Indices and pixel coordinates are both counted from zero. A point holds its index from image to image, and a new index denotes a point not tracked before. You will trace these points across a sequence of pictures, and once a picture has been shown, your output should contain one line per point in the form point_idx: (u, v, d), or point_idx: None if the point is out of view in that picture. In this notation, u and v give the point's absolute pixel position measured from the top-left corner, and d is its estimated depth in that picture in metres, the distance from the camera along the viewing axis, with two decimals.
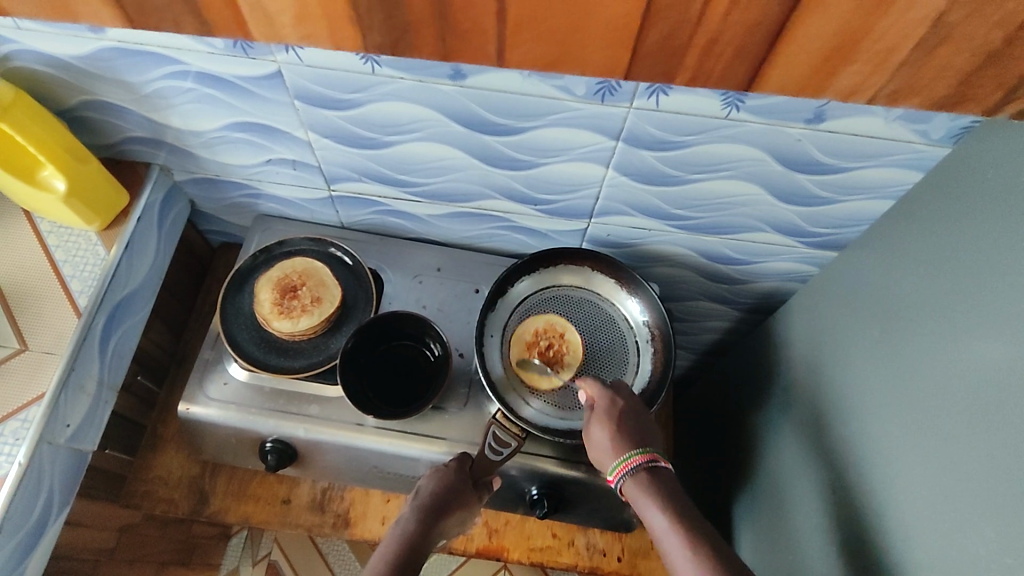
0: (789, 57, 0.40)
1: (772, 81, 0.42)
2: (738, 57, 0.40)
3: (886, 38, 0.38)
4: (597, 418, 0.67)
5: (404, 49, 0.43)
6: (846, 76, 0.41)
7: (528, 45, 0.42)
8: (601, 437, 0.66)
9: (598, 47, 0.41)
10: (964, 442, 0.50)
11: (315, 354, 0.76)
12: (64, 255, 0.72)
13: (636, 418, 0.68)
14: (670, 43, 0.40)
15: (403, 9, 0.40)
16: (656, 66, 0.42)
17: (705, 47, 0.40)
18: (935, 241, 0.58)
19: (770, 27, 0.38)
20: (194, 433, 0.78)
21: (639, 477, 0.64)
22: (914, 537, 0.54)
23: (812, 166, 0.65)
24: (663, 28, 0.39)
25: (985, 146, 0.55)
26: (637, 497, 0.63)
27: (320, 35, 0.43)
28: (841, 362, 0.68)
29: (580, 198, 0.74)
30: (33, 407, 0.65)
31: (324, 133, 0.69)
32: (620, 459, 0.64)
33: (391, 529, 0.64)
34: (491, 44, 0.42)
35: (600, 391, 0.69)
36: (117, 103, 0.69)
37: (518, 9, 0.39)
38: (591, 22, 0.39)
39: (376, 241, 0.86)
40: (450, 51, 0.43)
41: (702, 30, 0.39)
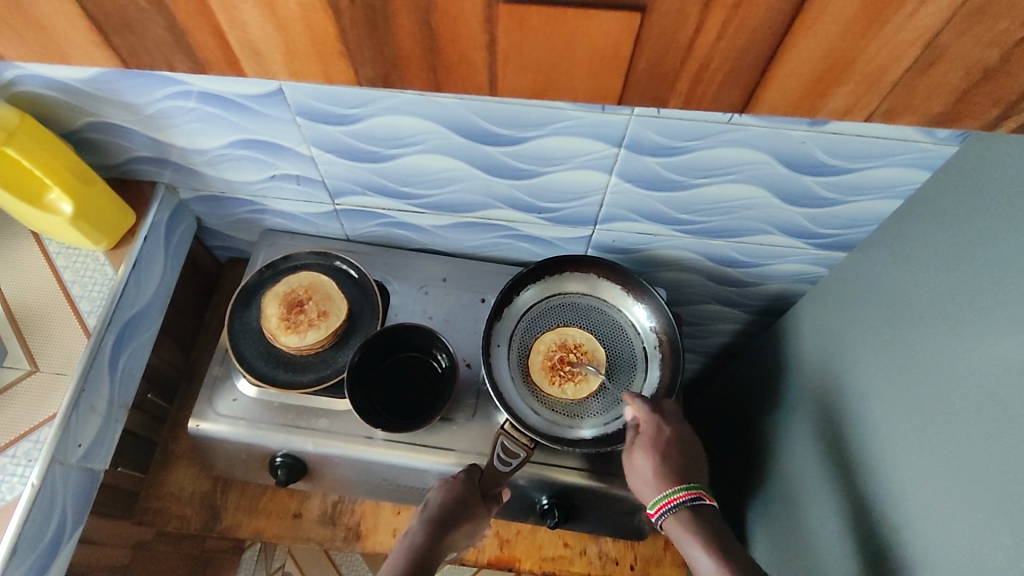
0: (783, 77, 0.38)
1: (764, 101, 0.40)
2: (728, 82, 0.38)
3: (875, 60, 0.36)
4: (640, 444, 0.67)
5: (397, 82, 0.41)
6: (837, 98, 0.39)
7: (519, 75, 0.40)
8: (644, 464, 0.66)
9: (585, 73, 0.39)
10: (978, 446, 0.49)
11: (323, 368, 0.76)
12: (73, 276, 0.73)
13: (681, 444, 0.68)
14: (659, 70, 0.38)
15: (392, 41, 0.38)
16: (646, 94, 0.40)
17: (696, 71, 0.38)
18: (945, 242, 0.57)
19: (766, 44, 0.36)
20: (205, 449, 0.78)
21: (683, 515, 0.63)
22: (928, 542, 0.53)
23: (817, 168, 0.64)
24: (652, 55, 0.37)
25: (992, 144, 0.54)
26: (681, 535, 0.63)
27: (311, 71, 0.41)
28: (851, 364, 0.68)
29: (584, 205, 0.74)
30: (46, 426, 0.66)
31: (327, 148, 0.69)
32: (662, 494, 0.64)
33: (399, 543, 0.65)
34: (482, 74, 0.40)
35: (648, 418, 0.69)
36: (121, 124, 0.70)
37: (507, 42, 0.37)
38: (588, 42, 0.37)
39: (381, 253, 0.86)
40: (441, 82, 0.41)
41: (692, 57, 0.37)
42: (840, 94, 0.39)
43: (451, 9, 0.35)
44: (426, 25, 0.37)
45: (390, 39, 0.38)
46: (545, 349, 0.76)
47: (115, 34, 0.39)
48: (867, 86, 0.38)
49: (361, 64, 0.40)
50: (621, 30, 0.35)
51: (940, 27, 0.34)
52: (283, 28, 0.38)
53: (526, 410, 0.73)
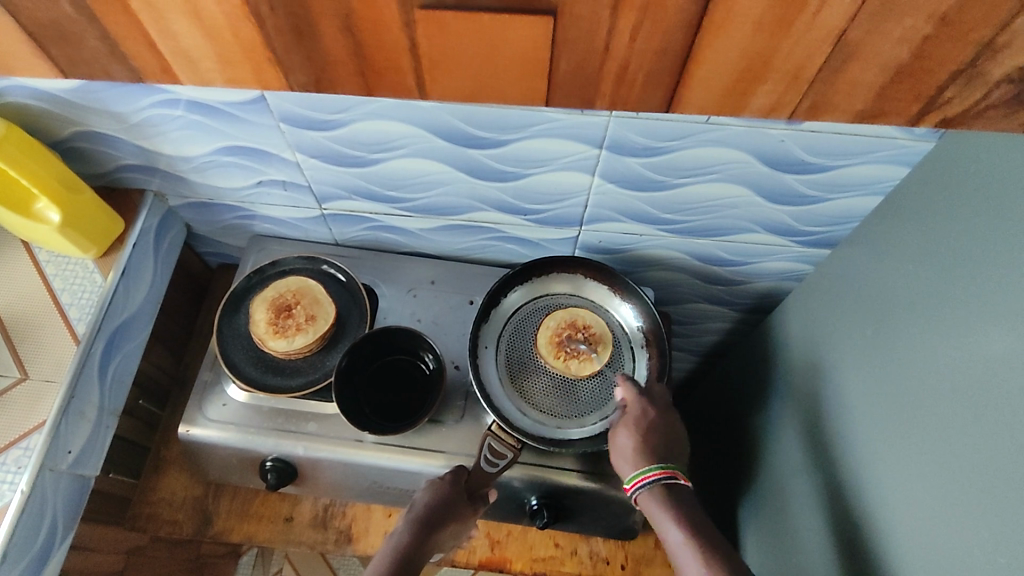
0: (703, 79, 0.40)
1: (689, 101, 0.41)
2: (650, 83, 0.40)
3: (790, 58, 0.37)
4: (625, 424, 0.68)
5: (330, 86, 0.42)
6: (759, 96, 0.41)
7: (450, 81, 0.41)
8: (625, 443, 0.67)
9: (512, 77, 0.41)
10: (959, 441, 0.49)
11: (312, 372, 0.77)
12: (62, 284, 0.73)
13: (664, 430, 0.69)
14: (582, 73, 0.40)
15: (322, 47, 0.39)
16: (572, 95, 0.41)
17: (617, 75, 0.40)
18: (925, 238, 0.57)
19: (676, 52, 0.38)
20: (196, 455, 0.79)
21: (657, 493, 0.64)
22: (911, 538, 0.53)
23: (797, 166, 0.64)
24: (571, 58, 0.39)
25: (967, 139, 0.55)
26: (654, 511, 0.64)
27: (245, 78, 0.42)
28: (836, 361, 0.68)
29: (569, 207, 0.74)
30: (35, 434, 0.66)
31: (311, 153, 0.69)
32: (638, 470, 0.65)
33: (385, 544, 0.65)
34: (412, 78, 0.41)
35: (634, 400, 0.70)
36: (108, 133, 0.71)
37: (429, 48, 0.38)
38: (502, 45, 0.38)
39: (369, 257, 0.86)
40: (372, 86, 0.42)
41: (609, 61, 0.38)
42: (764, 95, 0.41)
43: (371, 16, 0.36)
44: (352, 37, 0.38)
45: (318, 50, 0.40)
46: (564, 321, 0.77)
47: (51, 44, 0.41)
48: (788, 84, 0.39)
49: (292, 72, 0.41)
50: (532, 36, 0.37)
51: (852, 26, 0.35)
52: (217, 40, 0.39)
53: (513, 410, 0.73)
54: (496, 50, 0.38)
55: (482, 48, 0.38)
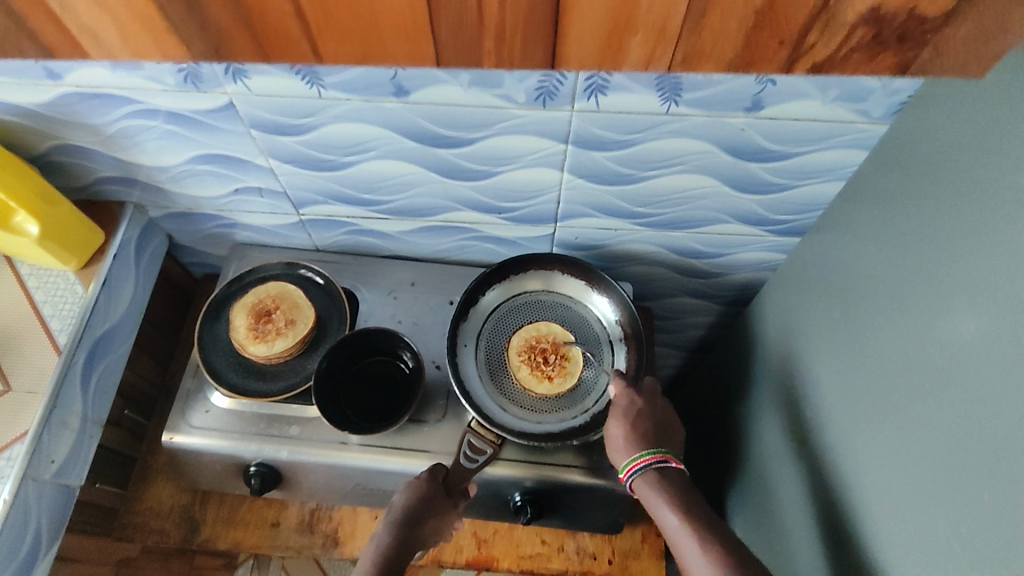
0: (576, 29, 0.42)
1: (570, 55, 0.44)
2: (527, 42, 0.43)
3: (651, 10, 0.40)
4: (615, 415, 0.69)
5: (228, 55, 0.46)
6: (631, 49, 0.43)
7: (342, 44, 0.44)
8: (617, 433, 0.68)
9: (399, 40, 0.44)
10: (929, 417, 0.50)
11: (292, 375, 0.77)
12: (44, 296, 0.74)
13: (652, 417, 0.69)
14: (463, 29, 0.42)
15: (214, 16, 0.43)
16: (459, 53, 0.44)
17: (495, 30, 0.42)
18: (889, 219, 0.58)
19: (543, 12, 0.41)
20: (180, 463, 0.79)
21: (650, 477, 0.65)
22: (888, 517, 0.54)
23: (761, 155, 0.65)
24: (450, 19, 0.42)
25: (920, 120, 0.56)
26: (648, 495, 0.65)
27: (148, 51, 0.45)
28: (811, 345, 0.68)
29: (542, 204, 0.75)
30: (18, 444, 0.67)
31: (284, 158, 0.71)
32: (630, 458, 0.66)
33: (368, 549, 0.65)
34: (304, 45, 0.44)
35: (622, 392, 0.71)
36: (85, 145, 0.72)
37: (314, 13, 0.42)
38: (382, 14, 0.41)
39: (350, 262, 0.87)
40: (268, 50, 0.45)
41: (485, 19, 0.41)
42: (636, 47, 0.43)
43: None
44: (242, 16, 0.42)
45: (208, 17, 0.43)
46: (553, 339, 0.78)
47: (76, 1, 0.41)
48: (655, 38, 0.42)
49: (192, 42, 0.44)
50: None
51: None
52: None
53: (493, 407, 0.74)
54: (378, 14, 0.41)
55: (366, 6, 0.41)
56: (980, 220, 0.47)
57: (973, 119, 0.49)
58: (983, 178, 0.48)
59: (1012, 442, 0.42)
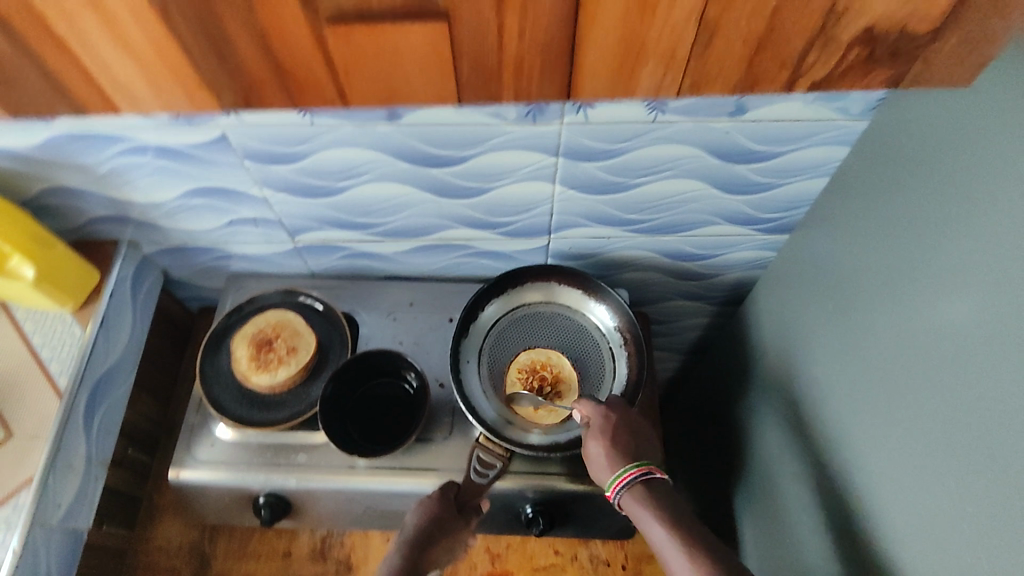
0: (592, 67, 0.49)
1: (586, 86, 0.50)
2: (546, 68, 0.48)
3: (662, 39, 0.46)
4: (593, 434, 0.68)
5: (256, 102, 0.51)
6: (645, 76, 0.49)
7: (365, 82, 0.49)
8: (598, 452, 0.67)
9: (419, 77, 0.49)
10: (927, 402, 0.51)
11: (297, 403, 0.77)
12: (42, 340, 0.74)
13: (631, 430, 0.68)
14: (484, 65, 0.48)
15: (243, 65, 0.48)
16: (478, 91, 0.50)
17: (514, 66, 0.48)
18: (876, 212, 0.59)
19: (562, 42, 0.46)
20: (188, 498, 0.79)
21: (637, 492, 0.63)
22: (893, 503, 0.55)
23: (747, 156, 0.67)
24: (472, 53, 0.47)
25: (899, 114, 0.58)
26: (636, 511, 0.63)
27: (173, 94, 0.50)
28: (807, 339, 0.70)
29: (535, 216, 0.76)
30: (23, 490, 0.66)
31: (277, 187, 0.71)
32: (615, 475, 0.65)
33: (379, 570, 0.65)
34: (332, 84, 0.50)
35: (593, 409, 0.70)
36: (77, 186, 0.72)
37: (340, 57, 0.47)
38: (404, 48, 0.46)
39: (347, 286, 0.88)
40: (297, 98, 0.51)
41: (505, 57, 0.47)
42: (648, 73, 0.49)
43: (277, 34, 0.45)
44: (266, 50, 0.46)
45: (240, 69, 0.48)
46: (559, 371, 0.78)
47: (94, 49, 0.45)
48: (667, 62, 0.48)
49: (222, 93, 0.50)
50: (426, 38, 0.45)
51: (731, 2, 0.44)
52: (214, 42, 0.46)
53: (499, 421, 0.74)
54: (391, 55, 0.47)
55: (383, 48, 0.46)
56: (963, 207, 0.49)
57: (950, 110, 0.51)
58: (964, 167, 0.49)
59: (1008, 421, 0.44)
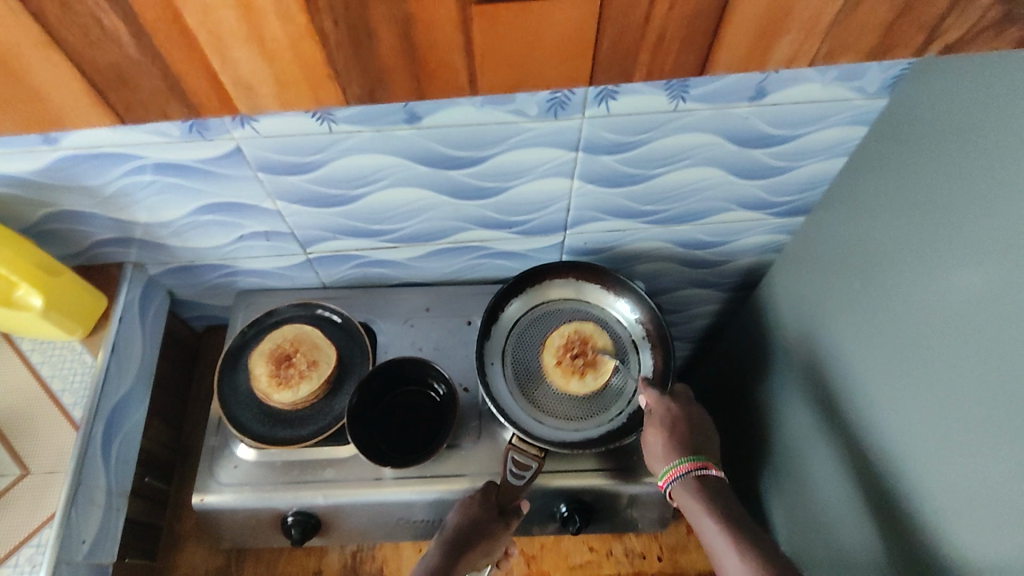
0: (734, 33, 0.46)
1: (720, 62, 0.48)
2: (683, 49, 0.47)
3: (809, 7, 0.45)
4: (652, 424, 0.70)
5: (382, 96, 0.48)
6: (782, 46, 0.48)
7: (496, 72, 0.47)
8: (655, 441, 0.69)
9: (556, 62, 0.47)
10: (961, 372, 0.52)
11: (321, 418, 0.75)
12: (51, 371, 0.71)
13: (688, 421, 0.70)
14: (622, 44, 0.46)
15: (378, 57, 0.45)
16: (613, 69, 0.48)
17: (654, 45, 0.46)
18: (897, 188, 0.60)
19: (708, 19, 0.45)
20: (212, 524, 0.76)
21: (688, 484, 0.66)
22: (929, 474, 0.56)
23: (763, 140, 0.68)
24: (614, 32, 0.45)
25: (919, 89, 0.59)
26: (686, 501, 0.66)
27: (299, 97, 0.48)
28: (830, 318, 0.71)
29: (552, 213, 0.76)
30: (45, 528, 0.63)
31: (291, 199, 0.70)
32: (670, 465, 0.67)
33: (417, 568, 0.67)
34: (463, 75, 0.47)
35: (657, 400, 0.71)
36: (81, 210, 0.70)
37: (481, 39, 0.44)
38: (549, 29, 0.44)
39: (361, 295, 0.86)
40: (424, 88, 0.48)
41: (649, 31, 0.45)
42: (786, 44, 0.48)
43: (426, 16, 0.42)
44: (407, 35, 0.43)
45: (376, 57, 0.45)
46: (605, 359, 0.76)
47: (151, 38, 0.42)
48: (808, 31, 0.47)
49: (348, 85, 0.47)
50: (578, 13, 0.43)
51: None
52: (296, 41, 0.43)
53: (529, 421, 0.73)
54: (535, 31, 0.44)
55: (533, 27, 0.44)
56: (990, 178, 0.50)
57: (973, 82, 0.52)
58: (989, 137, 0.50)
59: None
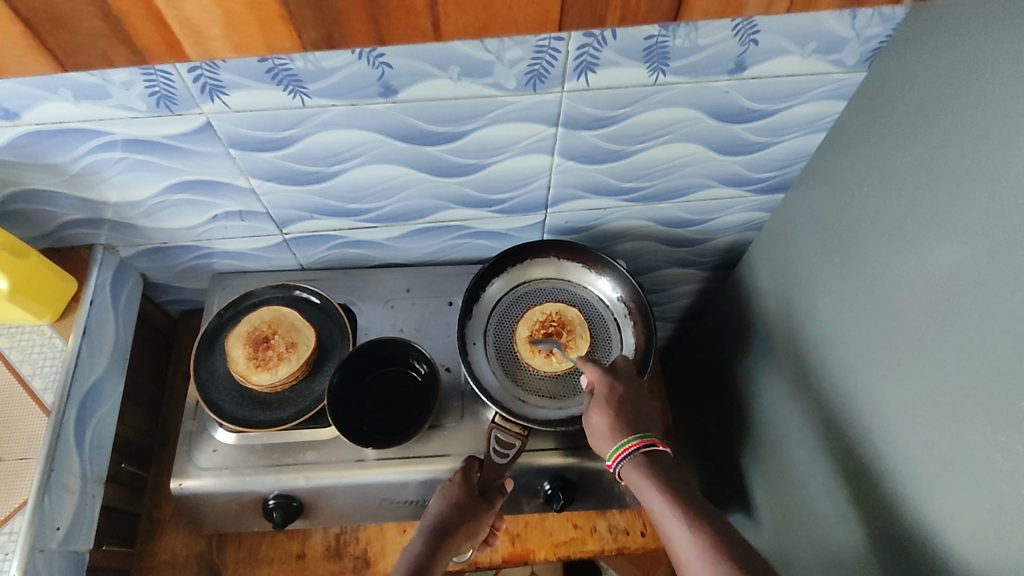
0: None
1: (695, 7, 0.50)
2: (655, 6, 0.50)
3: None
4: (596, 405, 0.67)
5: (339, 39, 0.50)
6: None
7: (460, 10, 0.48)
8: (600, 423, 0.67)
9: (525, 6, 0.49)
10: (935, 342, 0.53)
11: (302, 400, 0.74)
12: (20, 355, 0.70)
13: (634, 401, 0.68)
14: None
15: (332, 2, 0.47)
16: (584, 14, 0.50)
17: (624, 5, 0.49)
18: (874, 162, 0.61)
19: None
20: (191, 508, 0.75)
21: (638, 464, 0.64)
22: (908, 442, 0.56)
23: (745, 115, 0.68)
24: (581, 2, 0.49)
25: (896, 62, 0.59)
26: (637, 481, 0.64)
27: (252, 44, 0.49)
28: (810, 292, 0.71)
29: (532, 191, 0.75)
30: (18, 515, 0.62)
31: (265, 175, 0.68)
32: (619, 445, 0.65)
33: (401, 555, 0.66)
34: (425, 18, 0.49)
35: (600, 377, 0.69)
36: (47, 188, 0.68)
37: None
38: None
39: (340, 276, 0.85)
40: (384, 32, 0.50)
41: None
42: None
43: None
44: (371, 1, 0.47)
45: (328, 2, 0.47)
46: (577, 347, 0.76)
47: None
48: None
49: (305, 29, 0.48)
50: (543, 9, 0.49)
51: None
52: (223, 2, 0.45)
53: (512, 400, 0.73)
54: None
55: None
56: (963, 149, 0.51)
57: (948, 53, 0.52)
58: (962, 107, 0.51)
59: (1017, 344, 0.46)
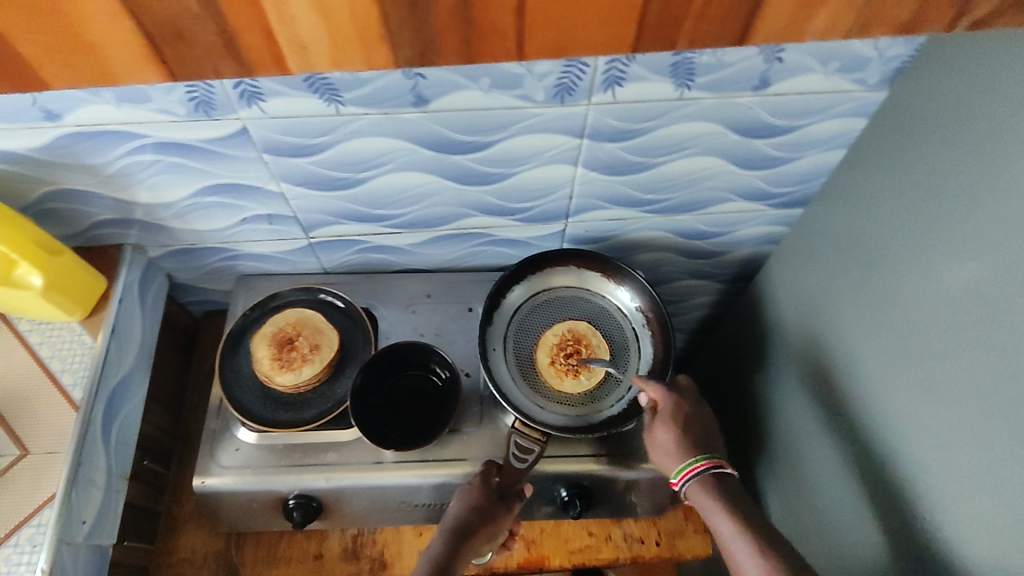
0: None
1: None
2: None
3: None
4: (663, 421, 0.69)
5: None
6: None
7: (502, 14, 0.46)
8: (666, 439, 0.69)
9: None
10: (954, 356, 0.54)
11: (324, 401, 0.75)
12: (51, 351, 0.71)
13: (698, 418, 0.70)
14: None
15: None
16: None
17: None
18: (894, 179, 0.62)
19: None
20: (213, 507, 0.76)
21: (705, 482, 0.65)
22: (926, 455, 0.57)
23: (766, 131, 0.69)
24: None
25: (917, 82, 0.60)
26: (703, 501, 0.65)
27: None
28: (828, 306, 0.72)
29: (554, 200, 0.76)
30: (46, 508, 0.63)
31: (295, 180, 0.70)
32: (686, 463, 0.66)
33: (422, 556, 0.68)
34: None
35: (664, 394, 0.71)
36: (83, 188, 0.69)
37: None
38: None
39: (363, 281, 0.87)
40: None
41: None
42: None
43: None
44: None
45: None
46: (598, 359, 0.77)
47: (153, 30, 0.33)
48: None
49: None
50: None
51: None
52: None
53: (532, 406, 0.74)
54: None
55: None
56: (983, 167, 0.52)
57: (969, 74, 0.54)
58: (983, 127, 0.52)
59: None
